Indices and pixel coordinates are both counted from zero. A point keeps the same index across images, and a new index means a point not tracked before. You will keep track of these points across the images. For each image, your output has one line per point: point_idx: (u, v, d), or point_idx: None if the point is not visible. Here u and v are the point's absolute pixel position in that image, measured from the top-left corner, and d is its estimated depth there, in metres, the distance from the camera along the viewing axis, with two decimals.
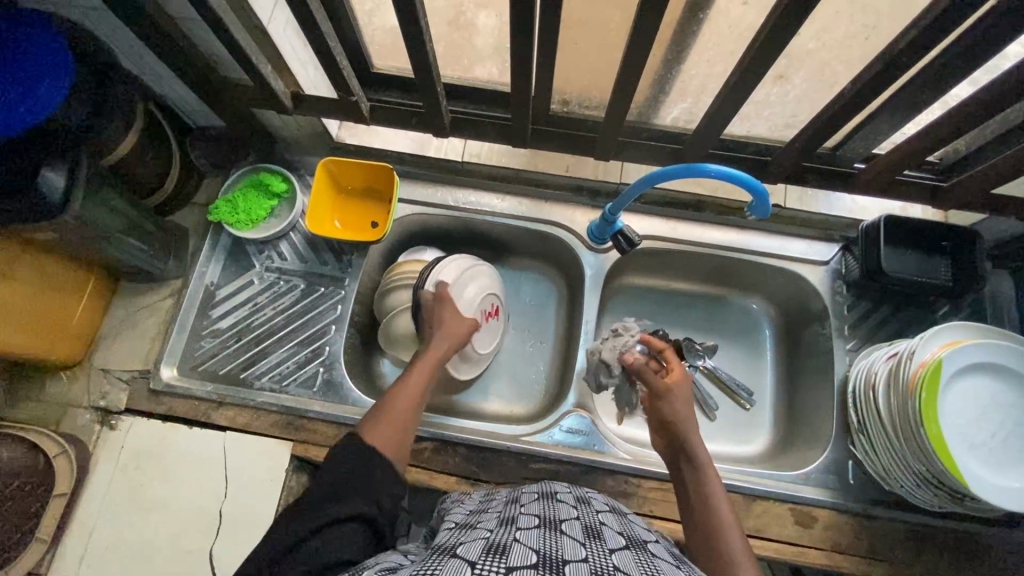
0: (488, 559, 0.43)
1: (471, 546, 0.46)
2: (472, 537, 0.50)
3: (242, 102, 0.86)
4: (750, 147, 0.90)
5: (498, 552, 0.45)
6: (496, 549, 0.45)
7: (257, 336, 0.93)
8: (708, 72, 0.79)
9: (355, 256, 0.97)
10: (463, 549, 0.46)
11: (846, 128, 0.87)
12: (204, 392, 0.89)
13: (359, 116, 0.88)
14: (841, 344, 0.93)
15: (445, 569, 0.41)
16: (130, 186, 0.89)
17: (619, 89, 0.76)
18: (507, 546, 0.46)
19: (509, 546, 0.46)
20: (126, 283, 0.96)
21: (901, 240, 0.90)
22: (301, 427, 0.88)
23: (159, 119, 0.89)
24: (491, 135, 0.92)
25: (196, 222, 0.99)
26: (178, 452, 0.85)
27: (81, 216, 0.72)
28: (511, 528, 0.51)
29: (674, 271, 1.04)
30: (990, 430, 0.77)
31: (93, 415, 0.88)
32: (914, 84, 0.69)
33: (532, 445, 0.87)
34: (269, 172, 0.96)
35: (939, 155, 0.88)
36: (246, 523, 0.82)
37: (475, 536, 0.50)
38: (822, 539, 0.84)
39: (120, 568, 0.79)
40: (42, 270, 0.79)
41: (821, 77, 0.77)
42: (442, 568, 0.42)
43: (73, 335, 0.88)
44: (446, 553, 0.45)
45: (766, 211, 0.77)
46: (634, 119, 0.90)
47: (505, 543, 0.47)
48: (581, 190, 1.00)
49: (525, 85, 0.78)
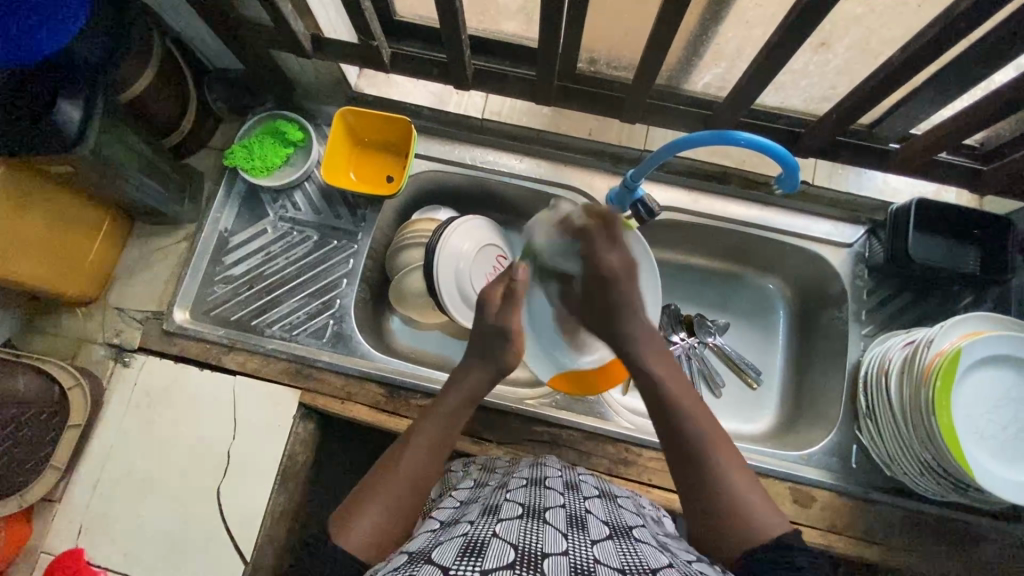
0: (462, 561, 0.43)
1: (446, 549, 0.46)
2: (451, 535, 0.50)
3: (260, 42, 0.84)
4: (783, 118, 0.86)
5: (474, 552, 0.45)
6: (472, 549, 0.45)
7: (268, 284, 0.94)
8: (747, 35, 0.74)
9: (368, 210, 0.96)
10: (439, 552, 0.46)
11: (885, 105, 0.83)
12: (216, 336, 0.90)
13: (379, 63, 0.85)
14: (857, 329, 0.92)
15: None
16: (147, 126, 0.87)
17: (651, 51, 0.73)
18: (484, 544, 0.46)
19: (486, 543, 0.47)
20: (141, 225, 0.96)
21: (933, 223, 0.87)
22: (309, 376, 0.89)
23: (176, 57, 0.88)
24: (513, 91, 0.89)
25: (212, 167, 0.98)
26: (188, 393, 0.87)
27: (98, 150, 0.72)
28: (492, 520, 0.52)
29: (692, 244, 1.02)
30: (1000, 423, 0.75)
31: (107, 351, 0.90)
32: (966, 57, 0.65)
33: (536, 408, 0.88)
34: (286, 120, 0.95)
35: (980, 140, 0.84)
36: (253, 465, 0.84)
37: (454, 533, 0.50)
38: (818, 519, 0.84)
39: (132, 498, 0.82)
40: (55, 202, 0.78)
41: (866, 46, 0.73)
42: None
43: (88, 271, 0.88)
44: (420, 560, 0.45)
45: (795, 184, 0.74)
46: (664, 84, 0.87)
47: (483, 541, 0.47)
48: (603, 154, 0.97)
49: (551, 39, 0.74)
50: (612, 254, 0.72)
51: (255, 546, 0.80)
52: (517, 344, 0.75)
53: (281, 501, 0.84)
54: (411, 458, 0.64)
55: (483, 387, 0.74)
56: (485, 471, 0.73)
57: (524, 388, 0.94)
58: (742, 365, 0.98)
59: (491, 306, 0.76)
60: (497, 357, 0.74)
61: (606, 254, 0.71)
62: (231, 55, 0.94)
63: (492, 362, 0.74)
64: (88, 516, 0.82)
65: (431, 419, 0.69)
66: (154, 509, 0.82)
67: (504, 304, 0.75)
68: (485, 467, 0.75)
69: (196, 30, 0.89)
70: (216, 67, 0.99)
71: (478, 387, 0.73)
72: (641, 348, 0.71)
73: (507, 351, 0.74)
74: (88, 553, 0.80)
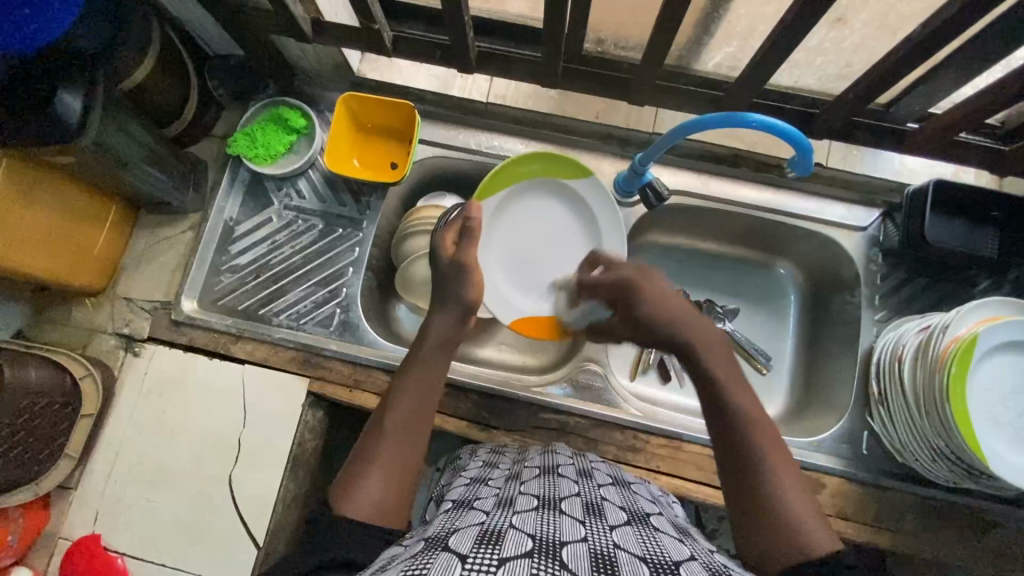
0: (480, 549, 0.43)
1: (463, 537, 0.46)
2: (467, 522, 0.50)
3: (260, 28, 0.82)
4: (797, 98, 0.84)
5: (491, 540, 0.45)
6: (490, 538, 0.45)
7: (274, 274, 0.93)
8: (759, 12, 0.72)
9: (373, 198, 0.95)
10: (456, 539, 0.46)
11: (903, 83, 0.80)
12: (224, 325, 0.90)
13: (380, 47, 0.84)
14: (870, 314, 0.90)
15: (435, 566, 0.41)
16: (148, 115, 0.86)
17: (659, 31, 0.71)
18: (501, 533, 0.46)
19: (503, 532, 0.46)
20: (146, 215, 0.96)
21: (951, 205, 0.85)
22: (316, 364, 0.89)
23: (176, 43, 0.86)
24: (519, 75, 0.87)
25: (216, 155, 0.97)
26: (198, 382, 0.87)
27: (98, 140, 0.71)
28: (509, 511, 0.52)
29: (701, 228, 1.00)
30: (1016, 411, 0.74)
31: (117, 341, 0.90)
32: (990, 32, 0.62)
33: (544, 397, 0.88)
34: (289, 106, 0.94)
35: (1001, 119, 0.81)
36: (264, 453, 0.84)
37: (470, 521, 0.50)
38: (827, 506, 0.83)
39: (146, 486, 0.84)
40: (59, 194, 0.78)
41: (884, 22, 0.70)
42: (432, 564, 0.41)
43: (96, 262, 0.89)
44: (438, 547, 0.45)
45: (808, 167, 0.73)
46: (673, 63, 0.84)
47: (500, 530, 0.47)
48: (610, 137, 0.95)
49: (558, 19, 0.72)
50: (618, 270, 0.76)
51: (266, 532, 0.82)
52: (474, 277, 0.78)
53: (291, 488, 0.85)
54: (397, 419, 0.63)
55: (452, 328, 0.75)
56: (496, 456, 0.73)
57: (532, 375, 0.94)
58: (750, 350, 0.96)
59: (447, 252, 0.80)
60: (458, 294, 0.77)
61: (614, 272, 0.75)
62: (230, 40, 0.93)
63: (455, 302, 0.76)
64: (103, 502, 0.83)
65: (409, 374, 0.68)
66: (169, 496, 0.83)
67: (462, 241, 0.79)
68: (494, 452, 0.75)
69: (196, 16, 0.88)
70: (216, 54, 0.98)
71: (449, 330, 0.74)
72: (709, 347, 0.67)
73: (468, 287, 0.77)
74: (105, 539, 0.82)
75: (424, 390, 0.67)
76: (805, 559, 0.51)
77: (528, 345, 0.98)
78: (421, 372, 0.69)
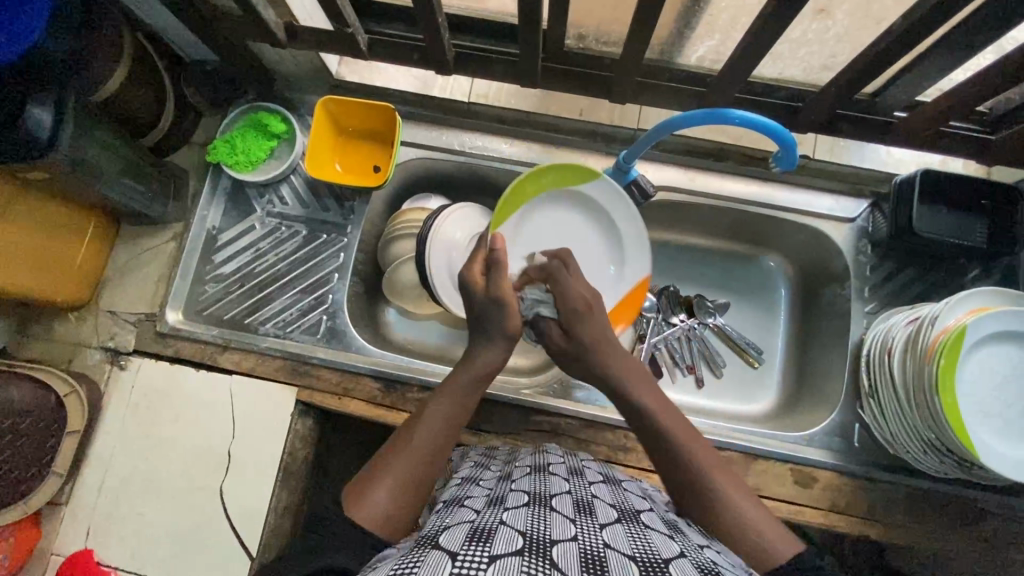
0: (470, 548, 0.42)
1: (454, 534, 0.46)
2: (457, 520, 0.49)
3: (234, 32, 0.81)
4: (783, 91, 0.82)
5: (481, 538, 0.44)
6: (480, 535, 0.45)
7: (260, 281, 0.93)
8: (739, 5, 0.71)
9: (357, 202, 0.94)
10: (446, 537, 0.45)
11: (890, 73, 0.79)
12: (210, 336, 0.89)
13: (356, 50, 0.82)
14: (861, 306, 0.89)
15: (425, 564, 0.40)
16: (123, 124, 0.85)
17: (639, 27, 0.69)
18: (492, 531, 0.46)
19: (494, 530, 0.46)
20: (127, 226, 0.94)
21: (939, 195, 0.84)
22: (305, 373, 0.88)
23: (148, 50, 0.84)
24: (498, 73, 0.85)
25: (196, 163, 0.96)
26: (184, 393, 0.87)
27: (72, 154, 0.70)
28: (498, 509, 0.51)
29: (689, 224, 0.99)
30: (1005, 400, 0.74)
31: (103, 355, 0.89)
32: (974, 20, 0.61)
33: (534, 398, 0.88)
34: (268, 111, 0.92)
35: (989, 105, 0.79)
36: (254, 463, 0.84)
37: (460, 519, 0.50)
38: (820, 499, 0.84)
39: (136, 500, 0.83)
40: (36, 210, 0.77)
41: (867, 12, 0.69)
42: (422, 562, 0.41)
43: (78, 275, 0.87)
44: (429, 545, 0.44)
45: (792, 162, 0.72)
46: (656, 58, 0.83)
47: (490, 528, 0.46)
48: (595, 135, 0.94)
49: (535, 17, 0.71)
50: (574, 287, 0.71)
51: (260, 542, 0.82)
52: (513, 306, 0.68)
53: (283, 497, 0.85)
54: (421, 435, 0.61)
55: (496, 362, 0.69)
56: (486, 457, 0.73)
57: (522, 377, 0.94)
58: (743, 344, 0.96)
59: (477, 286, 0.70)
60: (500, 325, 0.68)
61: (571, 285, 0.71)
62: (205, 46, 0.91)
63: (496, 334, 0.68)
64: (95, 518, 0.83)
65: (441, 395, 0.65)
66: (160, 508, 0.83)
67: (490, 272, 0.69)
68: (484, 454, 0.75)
69: (169, 23, 0.86)
70: (192, 60, 0.96)
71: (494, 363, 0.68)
72: (636, 378, 0.65)
73: (508, 317, 0.68)
74: (98, 554, 0.81)
75: (454, 413, 0.64)
76: (774, 567, 0.51)
77: (518, 346, 0.97)
78: (456, 399, 0.65)
